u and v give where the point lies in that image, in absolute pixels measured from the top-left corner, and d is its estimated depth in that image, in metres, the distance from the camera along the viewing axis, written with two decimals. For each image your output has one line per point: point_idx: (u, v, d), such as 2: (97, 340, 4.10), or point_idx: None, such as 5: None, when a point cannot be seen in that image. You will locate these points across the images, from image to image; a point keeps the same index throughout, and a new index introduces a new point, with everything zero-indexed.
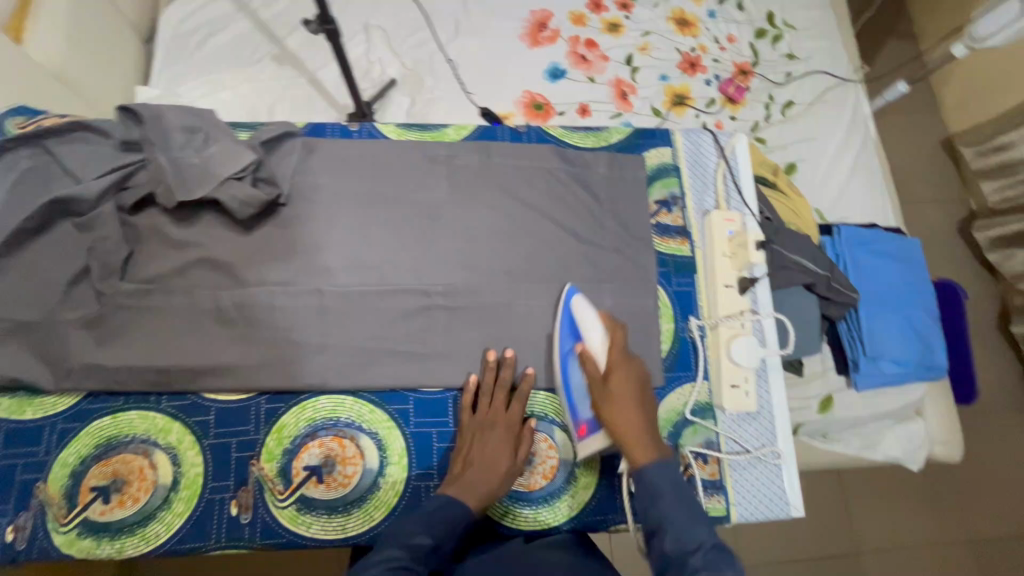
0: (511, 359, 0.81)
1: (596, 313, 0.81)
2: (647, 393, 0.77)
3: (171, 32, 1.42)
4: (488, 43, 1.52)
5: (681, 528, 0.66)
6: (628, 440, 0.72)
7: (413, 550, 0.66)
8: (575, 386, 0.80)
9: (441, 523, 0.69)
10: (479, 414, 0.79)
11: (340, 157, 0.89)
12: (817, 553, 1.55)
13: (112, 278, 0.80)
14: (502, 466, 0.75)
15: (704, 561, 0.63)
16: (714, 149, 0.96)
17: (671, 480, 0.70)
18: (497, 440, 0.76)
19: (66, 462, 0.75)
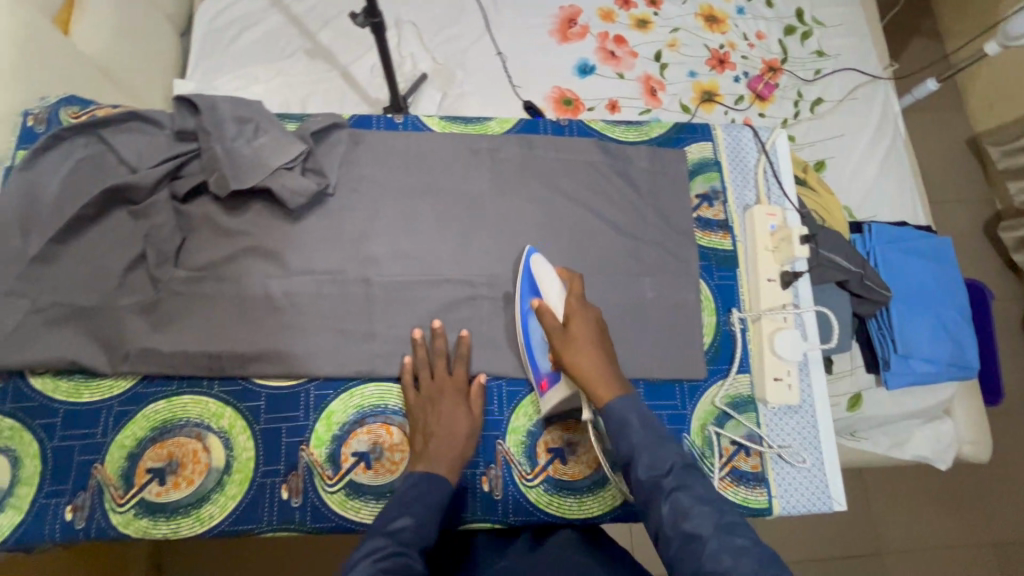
0: (440, 330, 0.81)
1: (552, 268, 0.81)
2: (606, 333, 0.76)
3: (206, 26, 1.44)
4: (518, 39, 1.53)
5: (651, 448, 0.67)
6: (589, 381, 0.71)
7: (396, 535, 0.66)
8: (535, 340, 0.81)
9: (417, 501, 0.69)
10: (423, 390, 0.79)
11: (385, 149, 0.90)
12: (841, 552, 1.55)
13: (165, 265, 0.81)
14: (461, 431, 0.76)
15: (676, 480, 0.64)
16: (755, 144, 0.96)
17: (636, 412, 0.69)
18: (449, 408, 0.77)
19: (123, 444, 0.76)
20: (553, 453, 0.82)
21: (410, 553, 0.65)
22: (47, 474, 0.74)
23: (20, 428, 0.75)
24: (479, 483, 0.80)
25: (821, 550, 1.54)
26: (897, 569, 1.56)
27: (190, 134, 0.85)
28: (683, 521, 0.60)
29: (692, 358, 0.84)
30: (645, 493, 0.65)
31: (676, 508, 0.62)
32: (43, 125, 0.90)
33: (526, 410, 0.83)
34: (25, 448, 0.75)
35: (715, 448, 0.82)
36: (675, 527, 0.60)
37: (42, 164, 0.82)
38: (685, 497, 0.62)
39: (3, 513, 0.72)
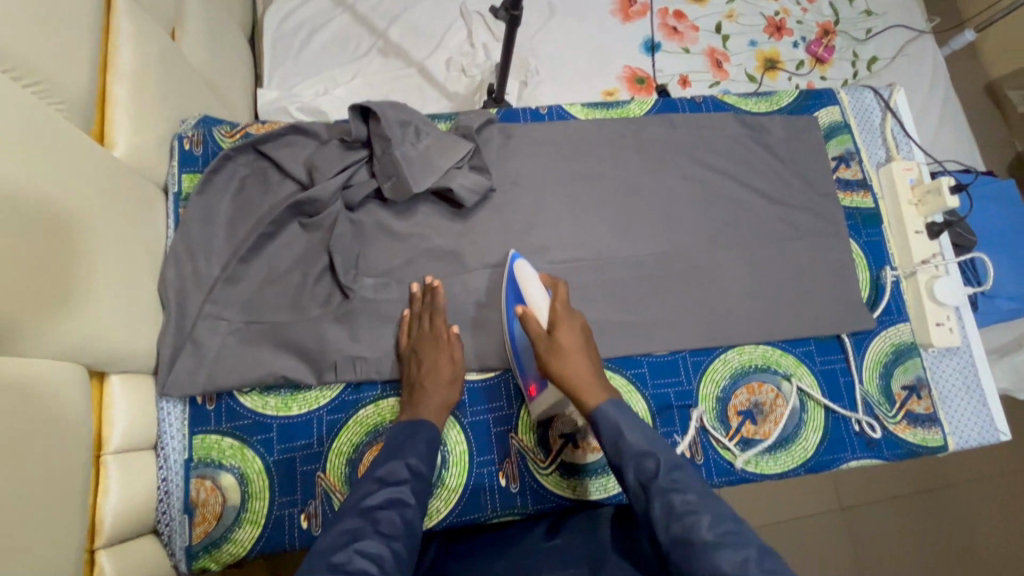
0: (435, 285, 0.82)
1: (538, 275, 0.81)
2: (592, 341, 0.77)
3: (274, 32, 1.42)
4: (584, 21, 1.54)
5: (642, 451, 0.63)
6: (577, 387, 0.71)
7: (384, 479, 0.64)
8: (521, 345, 0.81)
9: (403, 444, 0.69)
10: (410, 341, 0.79)
11: (537, 141, 0.92)
12: (913, 487, 1.65)
13: (351, 272, 0.82)
14: (444, 382, 0.76)
15: (665, 480, 0.60)
16: (878, 103, 1.00)
17: (624, 413, 0.68)
18: (431, 357, 0.77)
19: (341, 451, 0.78)
20: (742, 415, 0.85)
21: (403, 490, 0.63)
22: (276, 487, 0.76)
23: (241, 446, 0.77)
24: (680, 451, 0.83)
25: (894, 488, 1.64)
26: (969, 497, 1.66)
27: (357, 142, 0.86)
28: (672, 526, 0.57)
29: (861, 311, 0.89)
30: (638, 501, 0.61)
31: (667, 514, 0.58)
32: (202, 148, 0.89)
33: (713, 377, 0.86)
34: (249, 464, 0.76)
35: (887, 395, 0.87)
36: (666, 533, 0.57)
37: (214, 186, 0.83)
38: (678, 500, 0.58)
39: (242, 527, 0.74)
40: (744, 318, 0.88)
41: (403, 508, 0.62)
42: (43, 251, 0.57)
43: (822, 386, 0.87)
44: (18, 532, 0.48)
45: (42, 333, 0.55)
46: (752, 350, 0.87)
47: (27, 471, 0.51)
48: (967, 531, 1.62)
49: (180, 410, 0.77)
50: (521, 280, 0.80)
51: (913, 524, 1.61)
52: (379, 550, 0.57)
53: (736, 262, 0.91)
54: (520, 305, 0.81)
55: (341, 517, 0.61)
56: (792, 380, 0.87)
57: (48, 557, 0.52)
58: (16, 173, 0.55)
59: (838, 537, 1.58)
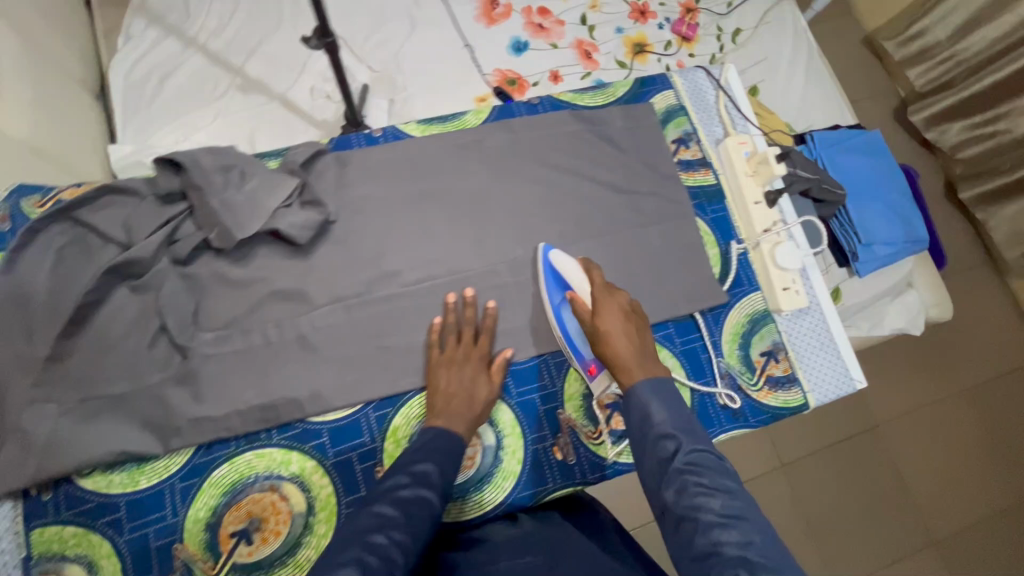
0: (472, 299, 0.85)
1: (575, 262, 0.84)
2: (638, 319, 0.78)
3: (123, 81, 1.36)
4: (448, 28, 1.53)
5: (665, 432, 0.65)
6: (618, 368, 0.74)
7: (416, 475, 0.69)
8: (573, 331, 0.84)
9: (438, 449, 0.73)
10: (448, 352, 0.82)
11: (374, 164, 0.91)
12: (841, 435, 1.77)
13: (189, 329, 0.79)
14: (481, 395, 0.80)
15: (686, 461, 0.62)
16: (710, 82, 1.03)
17: (658, 394, 0.69)
18: (470, 372, 0.80)
19: (197, 517, 0.75)
20: (610, 408, 0.87)
21: (433, 491, 0.68)
22: (129, 568, 0.72)
23: (85, 531, 0.73)
24: (551, 454, 0.84)
25: (824, 439, 1.75)
26: (889, 435, 1.81)
27: (176, 194, 0.82)
28: (682, 500, 0.59)
29: (714, 287, 0.91)
30: (655, 474, 0.64)
31: (680, 490, 0.60)
32: (8, 224, 0.85)
33: (576, 376, 0.88)
34: (97, 550, 0.72)
35: (748, 363, 0.90)
36: (675, 503, 0.59)
37: (24, 264, 0.76)
38: (692, 480, 0.60)
39: None
40: None
41: (431, 509, 0.67)
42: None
43: (685, 366, 0.89)
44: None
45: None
46: None
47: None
48: (891, 469, 1.77)
49: (13, 506, 0.72)
50: (560, 267, 0.83)
51: (845, 473, 1.74)
52: (406, 541, 0.62)
53: (591, 255, 0.91)
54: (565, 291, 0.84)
55: (373, 502, 0.66)
56: None
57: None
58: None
59: (781, 493, 1.68)
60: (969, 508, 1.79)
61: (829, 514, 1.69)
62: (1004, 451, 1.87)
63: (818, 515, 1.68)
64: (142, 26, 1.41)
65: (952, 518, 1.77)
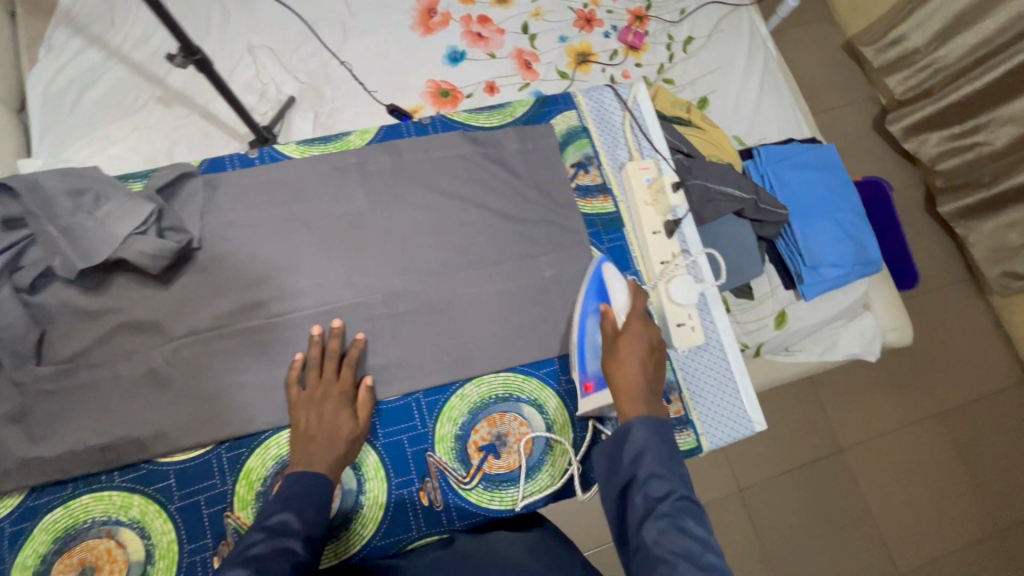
0: (338, 329, 0.80)
1: (624, 281, 0.82)
2: (658, 359, 0.77)
3: (41, 93, 1.33)
4: (382, 39, 1.49)
5: (656, 475, 0.67)
6: (623, 397, 0.73)
7: (272, 529, 0.66)
8: (589, 342, 0.80)
9: (298, 496, 0.69)
10: (309, 389, 0.76)
11: (247, 188, 0.87)
12: (802, 459, 1.65)
13: (29, 364, 0.75)
14: (345, 433, 0.74)
15: (672, 507, 0.64)
16: (617, 102, 0.97)
17: (655, 437, 0.69)
18: (331, 410, 0.75)
19: (25, 564, 0.71)
20: (484, 451, 0.81)
21: (292, 542, 0.65)
22: None
23: None
24: (417, 500, 0.78)
25: (784, 464, 1.64)
26: (856, 459, 1.68)
27: (18, 222, 0.78)
28: (663, 545, 0.60)
29: None
30: (639, 514, 0.65)
31: (664, 536, 0.61)
32: None
33: (450, 416, 0.82)
34: None
35: None
36: (654, 547, 0.61)
37: None
38: (672, 526, 0.62)
39: None
40: (482, 348, 0.84)
41: (289, 558, 0.64)
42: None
43: (568, 407, 0.85)
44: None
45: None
46: (492, 379, 0.84)
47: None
48: (857, 498, 1.64)
49: None
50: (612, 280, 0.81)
51: (807, 498, 1.62)
52: None
53: (471, 287, 0.86)
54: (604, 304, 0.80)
55: (224, 566, 0.62)
56: (536, 405, 0.84)
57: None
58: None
59: (734, 519, 1.57)
60: (950, 535, 1.65)
61: (789, 542, 1.57)
62: (986, 481, 1.73)
63: (775, 545, 1.56)
64: (65, 36, 1.38)
65: (924, 553, 1.63)
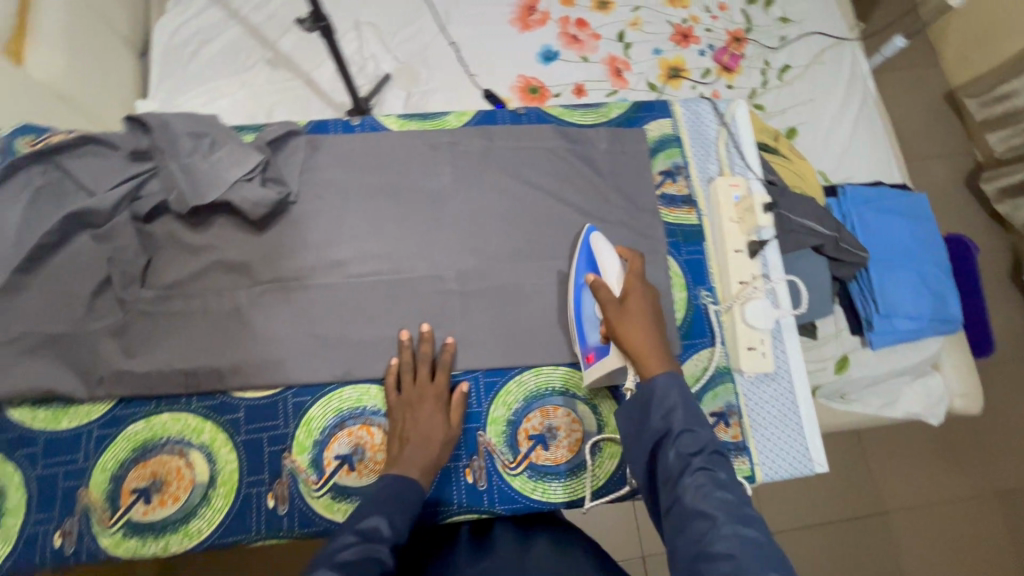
0: (428, 334, 0.81)
1: (613, 249, 0.79)
2: (661, 316, 0.74)
3: (165, 42, 1.43)
4: (479, 30, 1.53)
5: (685, 431, 0.63)
6: (638, 355, 0.69)
7: (364, 534, 0.64)
8: (586, 315, 0.81)
9: (388, 500, 0.68)
10: (405, 392, 0.79)
11: (345, 151, 0.90)
12: (844, 516, 1.58)
13: (134, 285, 0.82)
14: (439, 436, 0.76)
15: (707, 461, 0.61)
16: (713, 116, 0.96)
17: (682, 392, 0.67)
18: (427, 414, 0.77)
19: (106, 467, 0.77)
20: (534, 440, 0.82)
21: (381, 549, 0.63)
22: (33, 502, 0.75)
23: (2, 460, 0.76)
24: (462, 476, 0.80)
25: (821, 515, 1.57)
26: (899, 525, 1.60)
27: (146, 154, 0.85)
28: (701, 500, 0.57)
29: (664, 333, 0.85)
30: (672, 471, 0.61)
31: (699, 489, 0.58)
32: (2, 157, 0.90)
33: (505, 400, 0.83)
34: (9, 479, 0.76)
35: None
36: (691, 504, 0.57)
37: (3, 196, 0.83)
38: (708, 482, 0.59)
39: None
40: (544, 338, 0.85)
41: (378, 565, 0.61)
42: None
43: None
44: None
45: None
46: (551, 371, 0.85)
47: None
48: (896, 566, 1.55)
49: None
50: (597, 250, 0.79)
51: (846, 557, 1.54)
52: None
53: (543, 279, 0.87)
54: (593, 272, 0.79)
55: (314, 566, 0.59)
56: (590, 404, 0.84)
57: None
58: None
59: None
60: None
61: None
62: None
63: None
64: None
65: None
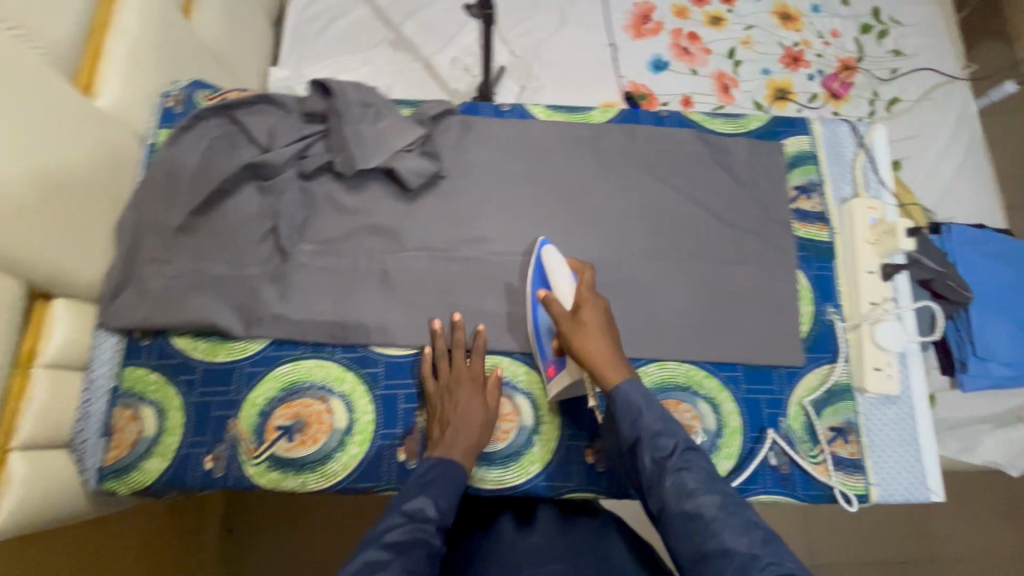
0: (459, 322, 0.84)
1: (564, 261, 0.84)
2: (614, 325, 0.79)
3: (298, 16, 1.51)
4: (593, 33, 1.56)
5: (658, 432, 0.69)
6: (600, 364, 0.74)
7: (411, 515, 0.66)
8: (543, 327, 0.84)
9: (433, 482, 0.70)
10: (442, 379, 0.81)
11: (494, 134, 0.95)
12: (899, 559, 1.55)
13: (293, 237, 0.87)
14: (478, 417, 0.79)
15: (680, 459, 0.66)
16: (852, 138, 0.97)
17: (644, 395, 0.72)
18: (466, 397, 0.79)
19: (255, 402, 0.82)
20: None
21: (427, 529, 0.65)
22: (188, 426, 0.81)
23: (164, 383, 0.82)
24: (582, 456, 0.84)
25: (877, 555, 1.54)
26: None
27: (317, 116, 0.91)
28: (684, 499, 0.63)
29: (790, 344, 0.87)
30: (652, 476, 0.67)
31: (678, 488, 0.64)
32: (181, 107, 0.97)
33: None
34: (169, 401, 0.82)
35: (812, 434, 0.84)
36: (677, 504, 0.63)
37: (184, 142, 0.90)
38: (688, 478, 0.64)
39: (152, 459, 0.80)
40: (670, 334, 0.88)
41: (424, 546, 0.64)
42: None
43: (743, 414, 0.85)
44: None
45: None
46: (674, 366, 0.87)
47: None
48: None
49: (114, 342, 0.83)
50: (550, 264, 0.83)
51: None
52: None
53: (673, 276, 0.90)
54: (545, 287, 0.84)
55: (362, 548, 0.62)
56: (712, 403, 0.85)
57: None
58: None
59: None
60: None
61: None
62: None
63: None
64: None
65: None
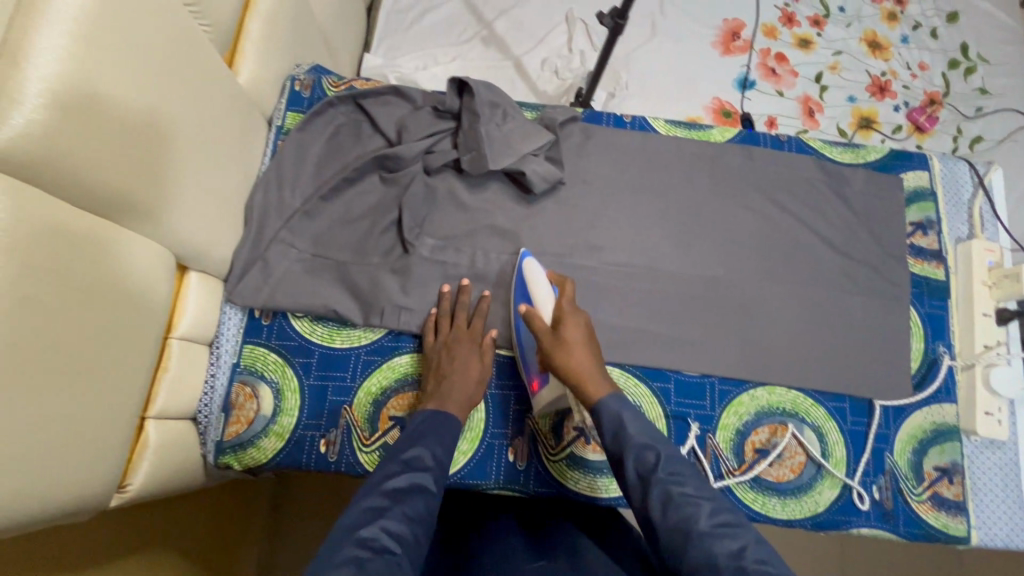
0: (467, 287, 0.85)
1: (546, 275, 0.84)
2: (597, 339, 0.77)
3: (393, 5, 1.51)
4: (682, 46, 1.56)
5: (643, 443, 0.62)
6: (581, 379, 0.70)
7: (409, 463, 0.62)
8: (528, 343, 0.83)
9: (428, 433, 0.67)
10: (442, 337, 0.81)
11: (615, 144, 0.95)
12: None
13: (416, 229, 0.88)
14: (475, 375, 0.79)
15: (666, 471, 0.59)
16: (971, 179, 0.97)
17: (627, 407, 0.67)
18: (465, 354, 0.79)
19: (370, 390, 0.83)
20: (760, 453, 0.84)
21: (428, 478, 0.61)
22: (304, 408, 0.82)
23: (283, 363, 0.84)
24: None
25: None
26: None
27: (447, 113, 0.92)
28: (669, 512, 0.56)
29: (902, 380, 0.87)
30: (637, 493, 0.60)
31: (664, 502, 0.57)
32: (309, 92, 0.98)
33: (737, 410, 0.86)
34: (286, 382, 0.83)
35: (916, 471, 0.84)
36: (663, 516, 0.56)
37: (313, 127, 0.91)
38: (677, 489, 0.57)
39: (268, 437, 0.81)
40: (782, 360, 0.87)
41: (425, 494, 0.59)
42: (157, 137, 0.64)
43: (849, 446, 0.85)
44: (72, 368, 0.55)
45: (138, 209, 0.62)
46: (783, 393, 0.86)
47: (103, 320, 0.59)
48: None
49: (238, 319, 0.85)
50: (532, 277, 0.83)
51: None
52: (402, 530, 0.54)
53: (785, 301, 0.90)
54: (527, 301, 0.83)
55: (361, 495, 0.58)
56: (818, 432, 0.85)
57: (100, 398, 0.59)
58: (142, 59, 0.61)
59: None
60: None
61: None
62: None
63: None
64: None
65: None
